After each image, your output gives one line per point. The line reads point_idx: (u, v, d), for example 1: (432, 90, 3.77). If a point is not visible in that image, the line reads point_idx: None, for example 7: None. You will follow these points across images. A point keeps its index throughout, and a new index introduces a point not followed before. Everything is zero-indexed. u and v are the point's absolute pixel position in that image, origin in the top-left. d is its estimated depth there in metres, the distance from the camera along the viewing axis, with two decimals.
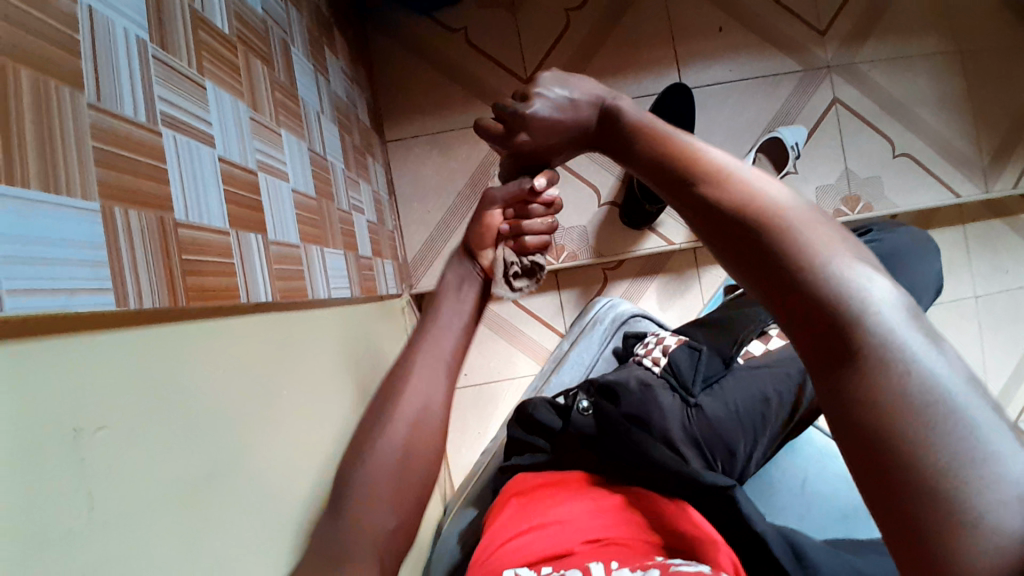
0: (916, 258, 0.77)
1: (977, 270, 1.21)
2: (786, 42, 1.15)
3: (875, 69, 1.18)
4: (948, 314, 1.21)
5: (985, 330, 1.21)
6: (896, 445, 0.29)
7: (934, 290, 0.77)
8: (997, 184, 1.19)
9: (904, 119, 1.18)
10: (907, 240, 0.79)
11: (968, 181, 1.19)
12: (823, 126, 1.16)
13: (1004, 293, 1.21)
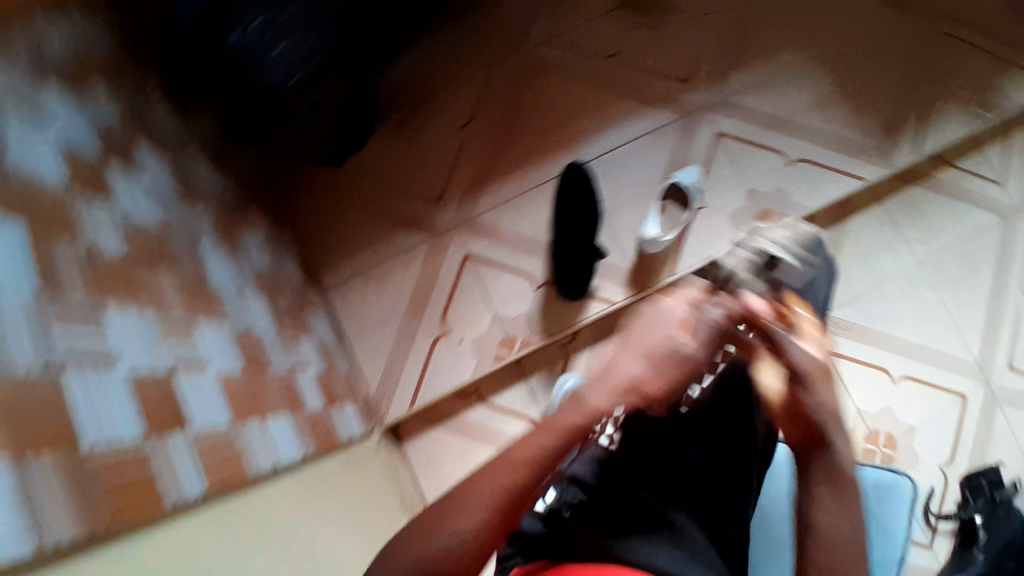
0: (806, 275, 0.96)
1: (909, 237, 1.26)
2: (657, 98, 1.26)
3: (744, 95, 1.28)
4: (901, 289, 1.25)
5: (943, 292, 1.25)
6: None
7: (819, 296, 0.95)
8: (899, 157, 1.26)
9: (790, 129, 1.27)
10: (806, 248, 1.02)
11: (869, 164, 1.26)
12: (715, 157, 1.25)
13: (946, 250, 1.26)
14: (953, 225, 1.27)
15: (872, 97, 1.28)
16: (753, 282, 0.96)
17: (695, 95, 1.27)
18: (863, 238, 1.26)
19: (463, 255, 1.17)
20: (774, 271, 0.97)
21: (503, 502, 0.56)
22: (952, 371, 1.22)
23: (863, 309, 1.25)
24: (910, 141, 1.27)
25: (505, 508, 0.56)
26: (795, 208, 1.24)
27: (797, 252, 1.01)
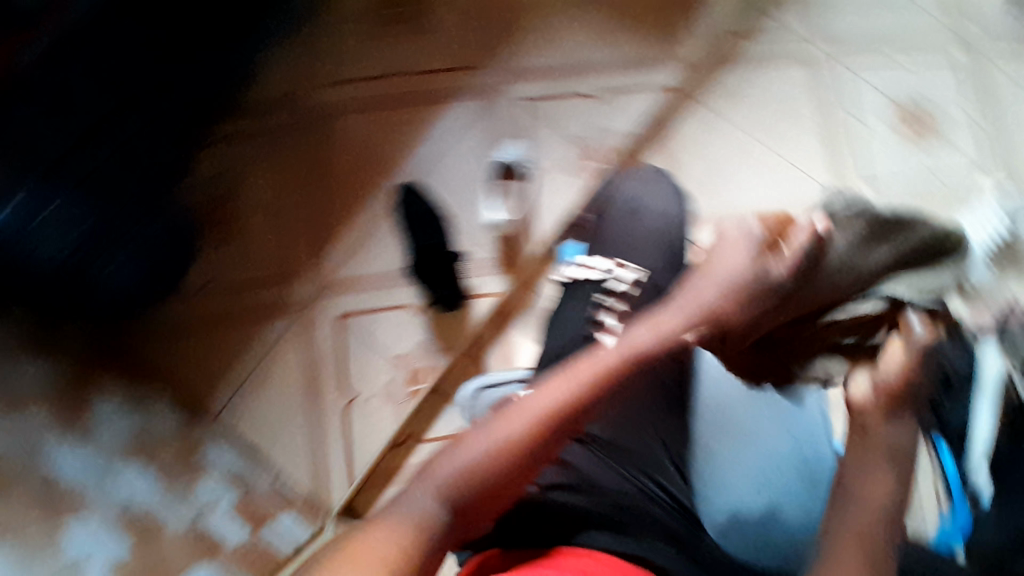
0: (654, 201, 0.97)
1: (739, 116, 1.19)
2: (442, 94, 1.17)
3: (524, 51, 1.19)
4: (754, 167, 1.17)
5: (790, 155, 1.18)
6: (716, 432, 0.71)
7: (679, 211, 0.97)
8: (686, 47, 1.21)
9: (581, 66, 1.18)
10: (645, 185, 1.00)
11: (668, 65, 1.20)
12: (526, 121, 1.16)
13: (777, 112, 1.20)
14: (784, 71, 1.22)
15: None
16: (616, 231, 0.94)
17: (489, 60, 1.18)
18: (699, 124, 1.19)
19: (335, 318, 1.12)
20: (626, 212, 0.96)
21: (543, 419, 0.60)
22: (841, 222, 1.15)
23: (733, 203, 1.16)
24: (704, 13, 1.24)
25: (524, 446, 0.58)
26: (628, 118, 1.17)
27: (635, 193, 0.99)
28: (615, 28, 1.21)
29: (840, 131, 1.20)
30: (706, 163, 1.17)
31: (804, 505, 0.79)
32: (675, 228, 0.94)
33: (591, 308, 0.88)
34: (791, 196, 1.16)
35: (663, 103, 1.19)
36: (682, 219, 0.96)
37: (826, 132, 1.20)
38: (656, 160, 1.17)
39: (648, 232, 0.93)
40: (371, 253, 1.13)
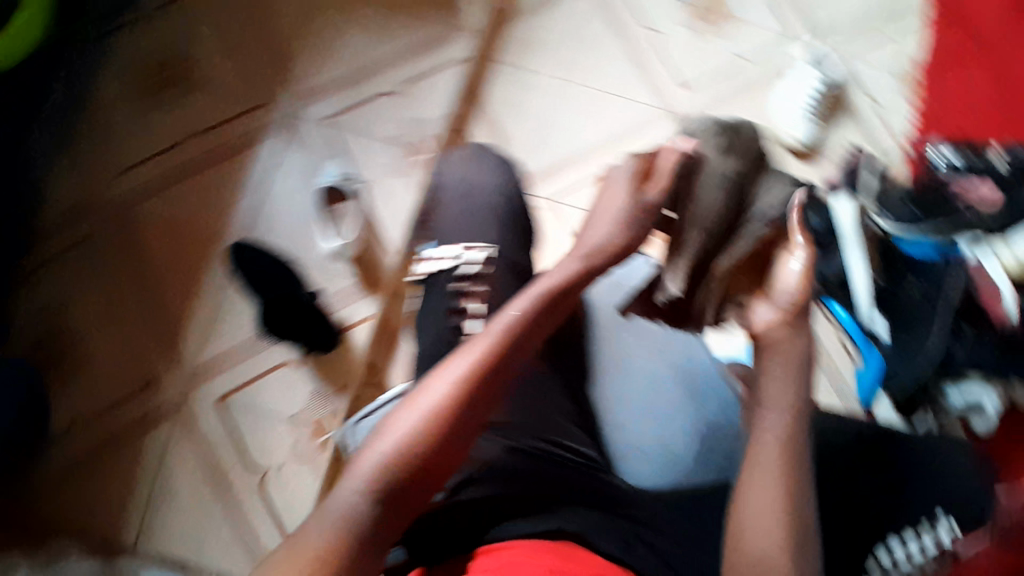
0: (482, 177, 0.74)
1: (541, 62, 1.18)
2: (244, 142, 1.11)
3: (310, 71, 1.14)
4: (570, 105, 1.18)
5: (598, 84, 1.20)
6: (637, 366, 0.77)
7: (510, 183, 0.75)
8: (468, 13, 1.18)
9: (372, 65, 1.13)
10: (470, 164, 0.76)
11: (456, 36, 1.16)
12: (337, 141, 1.10)
13: (574, 47, 1.20)
14: (571, 7, 1.21)
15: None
16: (447, 219, 0.71)
17: (278, 94, 1.13)
18: (510, 85, 1.17)
19: (216, 402, 1.06)
20: (457, 192, 0.72)
21: (461, 388, 0.56)
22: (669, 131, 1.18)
23: (563, 147, 1.16)
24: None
25: (448, 419, 0.55)
26: (439, 100, 1.13)
27: (462, 175, 0.75)
28: (393, 16, 1.16)
29: (643, 47, 1.21)
30: (529, 119, 1.16)
31: (716, 405, 0.79)
32: (511, 205, 0.74)
33: (452, 301, 0.66)
34: (617, 126, 1.18)
35: (468, 75, 1.16)
36: (517, 191, 0.75)
37: (629, 53, 1.21)
38: (481, 131, 1.14)
39: (482, 214, 0.71)
40: (229, 326, 1.08)
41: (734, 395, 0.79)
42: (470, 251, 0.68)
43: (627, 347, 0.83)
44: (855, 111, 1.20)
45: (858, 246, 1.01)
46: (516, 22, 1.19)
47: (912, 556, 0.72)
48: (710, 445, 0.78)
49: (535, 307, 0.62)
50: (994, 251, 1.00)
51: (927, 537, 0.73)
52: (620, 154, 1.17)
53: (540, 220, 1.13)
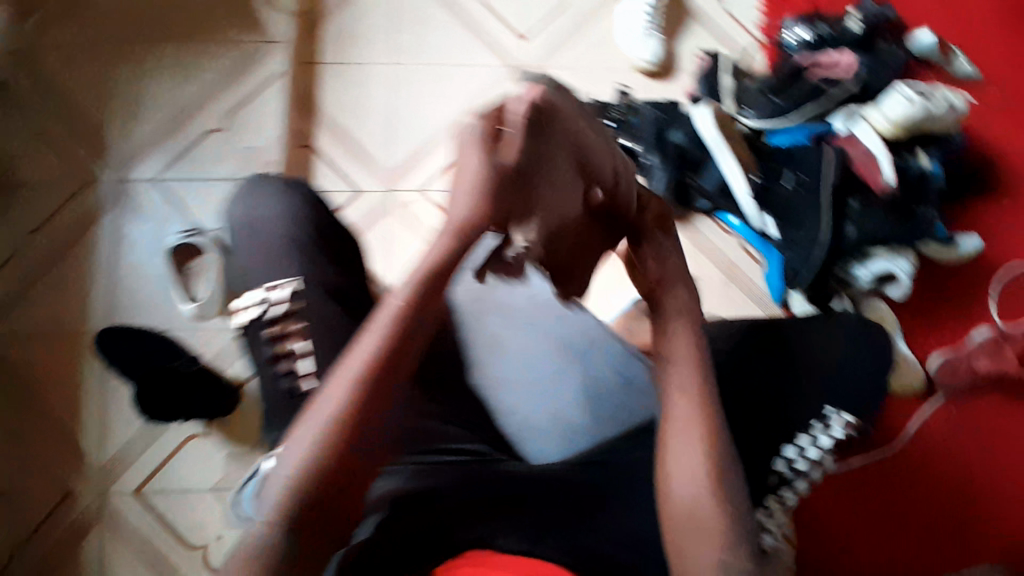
0: (267, 212, 0.70)
1: (367, 54, 1.11)
2: (85, 225, 1.05)
3: (130, 132, 1.06)
4: (412, 89, 1.11)
5: (434, 59, 1.13)
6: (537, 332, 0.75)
7: (299, 202, 0.71)
8: (276, 24, 1.10)
9: (191, 108, 1.06)
10: (249, 200, 0.71)
11: (270, 52, 1.09)
12: (178, 196, 1.04)
13: (398, 29, 1.13)
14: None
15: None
16: (246, 264, 0.68)
17: (105, 166, 1.06)
18: (343, 86, 1.10)
19: (133, 495, 1.01)
20: (247, 237, 0.69)
21: (359, 391, 0.51)
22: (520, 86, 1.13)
23: (416, 133, 1.10)
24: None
25: (348, 433, 0.51)
26: (272, 122, 1.07)
27: (244, 215, 0.70)
28: (197, 50, 1.09)
29: (469, 6, 1.15)
30: (373, 116, 1.10)
31: (601, 358, 0.77)
32: (306, 225, 0.70)
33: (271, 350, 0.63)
34: (465, 96, 1.12)
35: (294, 89, 1.09)
36: (309, 209, 0.71)
37: (456, 17, 1.14)
38: (327, 142, 1.08)
39: (280, 247, 0.67)
40: (125, 416, 1.03)
41: (614, 347, 0.77)
42: (272, 290, 0.65)
43: (498, 331, 0.78)
44: (698, 14, 1.15)
45: (728, 150, 0.98)
46: (328, 18, 1.12)
47: (813, 457, 0.69)
48: (607, 404, 0.75)
49: (421, 286, 0.55)
50: (863, 117, 0.97)
51: (825, 434, 0.70)
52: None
53: (414, 214, 1.08)
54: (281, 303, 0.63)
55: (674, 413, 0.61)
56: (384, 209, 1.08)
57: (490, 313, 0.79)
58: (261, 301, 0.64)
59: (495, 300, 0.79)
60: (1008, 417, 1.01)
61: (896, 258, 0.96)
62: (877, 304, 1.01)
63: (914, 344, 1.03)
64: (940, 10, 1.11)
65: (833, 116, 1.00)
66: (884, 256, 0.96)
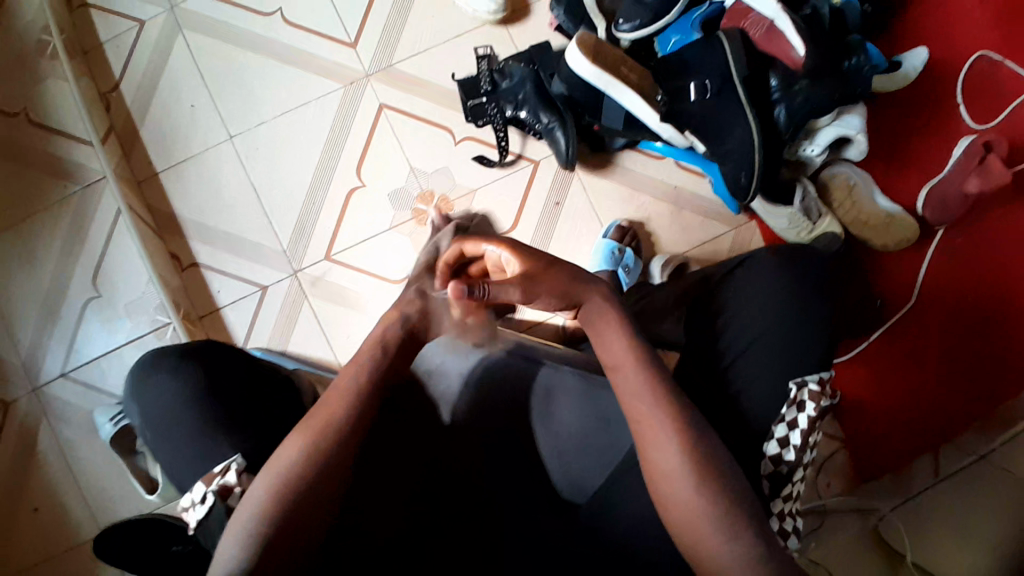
0: (163, 400, 0.66)
1: (201, 142, 0.99)
2: (18, 451, 0.95)
3: (9, 341, 0.96)
4: (265, 159, 0.99)
5: (273, 115, 0.99)
6: (493, 395, 0.67)
7: (192, 376, 0.66)
8: (91, 159, 0.96)
9: (59, 287, 0.96)
10: (146, 393, 0.67)
11: (100, 193, 0.96)
12: (98, 379, 0.96)
13: (219, 101, 0.99)
14: (179, 57, 1.00)
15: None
16: (167, 458, 0.65)
17: (6, 386, 0.96)
18: (194, 185, 0.98)
19: None
20: (154, 433, 0.66)
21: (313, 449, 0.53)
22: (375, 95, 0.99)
23: (293, 201, 0.98)
24: (60, 105, 0.98)
25: (307, 476, 0.52)
26: (140, 260, 0.95)
27: (145, 412, 0.67)
28: (32, 223, 0.96)
29: (279, 34, 1.00)
30: (237, 202, 0.98)
31: (574, 398, 0.66)
32: (206, 398, 0.65)
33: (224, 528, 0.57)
34: (322, 136, 0.99)
35: (150, 216, 0.98)
36: (203, 380, 0.66)
37: (270, 54, 1.00)
38: (210, 254, 0.98)
39: (190, 430, 0.64)
40: None
41: (571, 369, 0.68)
42: (217, 477, 0.59)
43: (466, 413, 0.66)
44: None
45: (618, 82, 0.83)
46: (144, 121, 0.99)
47: (796, 444, 0.56)
48: (604, 441, 0.64)
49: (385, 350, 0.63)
50: None
51: (798, 414, 0.57)
52: (346, 163, 0.99)
53: (335, 283, 0.97)
54: (235, 488, 0.59)
55: (653, 432, 0.51)
56: (300, 292, 0.97)
57: (443, 407, 0.66)
58: (208, 495, 0.58)
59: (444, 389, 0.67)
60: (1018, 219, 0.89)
61: (844, 120, 0.84)
62: (843, 170, 0.91)
63: (894, 189, 0.92)
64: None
65: None
66: (833, 122, 0.84)
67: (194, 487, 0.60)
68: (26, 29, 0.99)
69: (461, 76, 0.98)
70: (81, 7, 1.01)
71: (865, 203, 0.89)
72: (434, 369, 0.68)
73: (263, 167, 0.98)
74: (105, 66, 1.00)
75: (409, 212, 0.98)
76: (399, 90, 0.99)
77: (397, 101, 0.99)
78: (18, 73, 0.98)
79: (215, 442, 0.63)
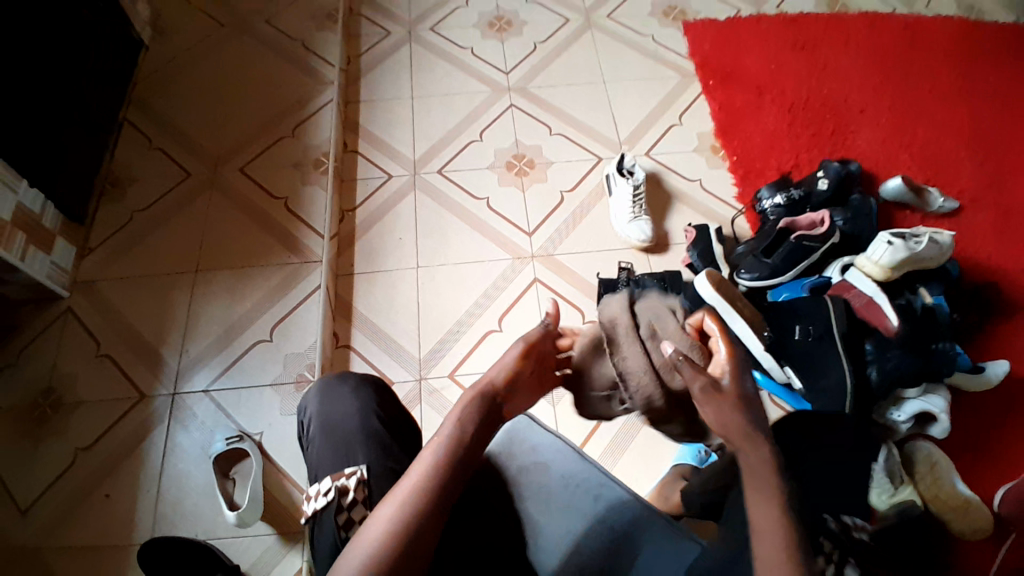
0: (337, 402, 0.75)
1: (393, 262, 1.27)
2: (135, 435, 1.09)
3: (182, 346, 1.17)
4: (432, 286, 1.24)
5: (449, 260, 1.27)
6: (576, 512, 0.72)
7: (366, 396, 0.75)
8: (313, 247, 1.26)
9: (240, 322, 1.19)
10: (325, 398, 0.76)
11: (308, 270, 1.23)
12: (228, 403, 1.11)
13: (418, 241, 1.29)
14: (405, 205, 1.34)
15: (249, 218, 1.31)
16: (318, 452, 0.71)
17: (159, 381, 1.14)
18: (374, 291, 1.23)
19: None
20: (315, 428, 0.73)
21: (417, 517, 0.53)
22: (531, 268, 1.26)
23: (440, 323, 1.20)
24: (308, 204, 1.32)
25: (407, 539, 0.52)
26: (310, 325, 1.18)
27: (319, 411, 0.75)
28: (248, 273, 1.24)
29: (477, 211, 1.34)
30: (399, 312, 1.21)
31: (653, 539, 0.69)
32: (373, 412, 0.73)
33: (338, 529, 0.62)
34: (483, 287, 1.24)
35: (333, 301, 1.22)
36: (374, 400, 0.75)
37: (467, 220, 1.32)
38: (362, 340, 1.18)
39: (349, 436, 0.71)
40: None
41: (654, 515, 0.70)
42: (343, 477, 0.66)
43: (544, 519, 0.72)
44: (674, 206, 1.34)
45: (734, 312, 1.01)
46: (360, 237, 1.30)
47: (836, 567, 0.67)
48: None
49: (465, 417, 0.63)
50: (854, 265, 1.07)
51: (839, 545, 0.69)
52: (493, 311, 1.21)
53: (448, 399, 1.12)
54: (354, 492, 0.65)
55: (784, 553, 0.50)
56: (417, 395, 1.12)
57: (525, 503, 0.74)
58: (331, 489, 0.65)
59: (526, 485, 0.75)
60: None
61: (929, 397, 0.96)
62: (925, 446, 0.97)
63: (970, 478, 1.00)
64: (875, 177, 1.34)
65: (827, 268, 1.11)
66: (918, 397, 0.96)
67: (321, 482, 0.67)
68: (311, 155, 1.40)
69: (604, 275, 1.24)
70: (352, 154, 1.42)
71: (946, 482, 0.93)
72: (533, 464, 0.76)
73: (431, 293, 1.23)
74: (350, 192, 1.36)
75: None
76: (552, 273, 1.25)
77: (548, 280, 1.24)
78: (293, 178, 1.36)
79: (361, 449, 0.70)
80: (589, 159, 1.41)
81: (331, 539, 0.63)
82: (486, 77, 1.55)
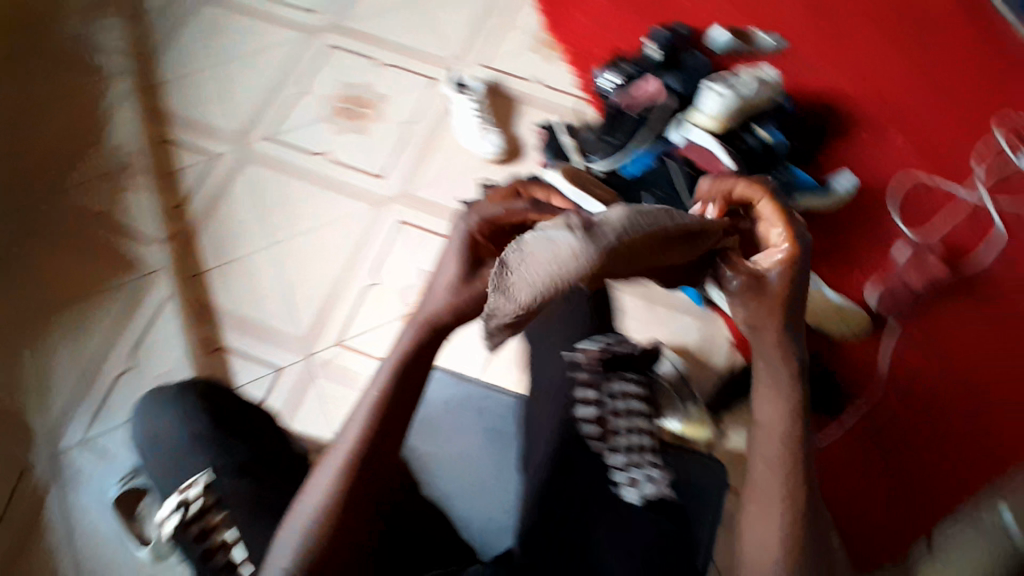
0: (154, 421, 0.73)
1: (246, 246, 1.18)
2: (23, 509, 1.00)
3: (41, 402, 1.06)
4: (294, 259, 1.17)
5: (305, 227, 1.19)
6: (480, 432, 0.81)
7: (183, 404, 0.74)
8: (154, 257, 1.17)
9: (98, 358, 1.09)
10: (143, 417, 0.74)
11: (156, 285, 1.14)
12: (113, 443, 1.03)
13: (266, 216, 1.20)
14: (240, 181, 1.24)
15: (75, 244, 1.17)
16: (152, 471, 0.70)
17: (30, 446, 1.04)
18: (232, 281, 1.15)
19: None
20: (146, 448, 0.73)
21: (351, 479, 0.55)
22: (391, 210, 1.20)
23: (313, 294, 1.14)
24: (134, 213, 1.21)
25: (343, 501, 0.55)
26: (176, 339, 1.10)
27: (140, 432, 0.74)
28: (92, 305, 1.13)
29: (320, 168, 1.25)
30: (269, 297, 1.14)
31: None
32: (190, 418, 0.73)
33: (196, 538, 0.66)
34: (348, 245, 1.17)
35: (191, 306, 1.13)
36: (195, 403, 0.74)
37: (312, 180, 1.23)
38: (234, 336, 1.11)
39: (178, 445, 0.71)
40: None
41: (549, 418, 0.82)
42: (184, 490, 0.68)
43: (441, 446, 0.78)
44: (518, 107, 1.30)
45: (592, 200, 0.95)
46: (203, 231, 1.19)
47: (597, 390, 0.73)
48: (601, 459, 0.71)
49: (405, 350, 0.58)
50: (692, 123, 1.08)
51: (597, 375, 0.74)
52: (365, 265, 1.16)
53: (343, 366, 1.08)
54: (199, 501, 0.67)
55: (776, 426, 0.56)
56: (310, 372, 1.08)
57: (423, 437, 0.79)
58: (174, 505, 0.67)
59: (425, 421, 0.80)
60: (941, 320, 1.04)
61: None
62: None
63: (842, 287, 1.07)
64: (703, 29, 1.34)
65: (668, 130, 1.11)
66: None
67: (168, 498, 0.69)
68: (122, 159, 1.26)
69: (464, 198, 1.20)
70: (166, 143, 1.28)
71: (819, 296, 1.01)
72: (435, 403, 0.83)
73: (294, 267, 1.16)
74: (175, 186, 1.23)
75: (418, 308, 1.12)
76: (415, 210, 1.20)
77: (413, 218, 1.19)
78: (107, 189, 1.23)
79: (195, 454, 0.70)
80: (422, 82, 1.33)
81: (192, 546, 0.66)
82: (289, 22, 1.41)
